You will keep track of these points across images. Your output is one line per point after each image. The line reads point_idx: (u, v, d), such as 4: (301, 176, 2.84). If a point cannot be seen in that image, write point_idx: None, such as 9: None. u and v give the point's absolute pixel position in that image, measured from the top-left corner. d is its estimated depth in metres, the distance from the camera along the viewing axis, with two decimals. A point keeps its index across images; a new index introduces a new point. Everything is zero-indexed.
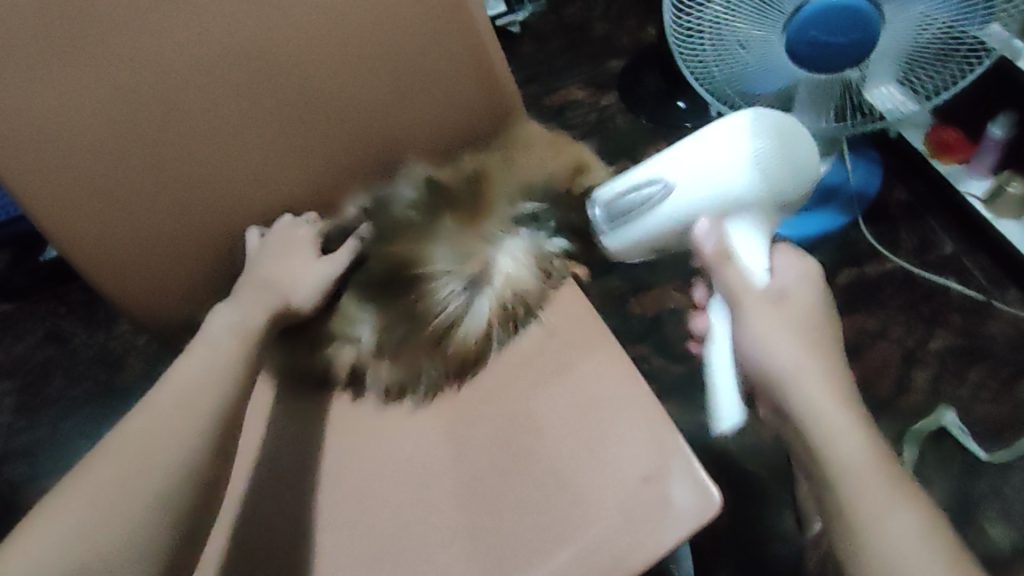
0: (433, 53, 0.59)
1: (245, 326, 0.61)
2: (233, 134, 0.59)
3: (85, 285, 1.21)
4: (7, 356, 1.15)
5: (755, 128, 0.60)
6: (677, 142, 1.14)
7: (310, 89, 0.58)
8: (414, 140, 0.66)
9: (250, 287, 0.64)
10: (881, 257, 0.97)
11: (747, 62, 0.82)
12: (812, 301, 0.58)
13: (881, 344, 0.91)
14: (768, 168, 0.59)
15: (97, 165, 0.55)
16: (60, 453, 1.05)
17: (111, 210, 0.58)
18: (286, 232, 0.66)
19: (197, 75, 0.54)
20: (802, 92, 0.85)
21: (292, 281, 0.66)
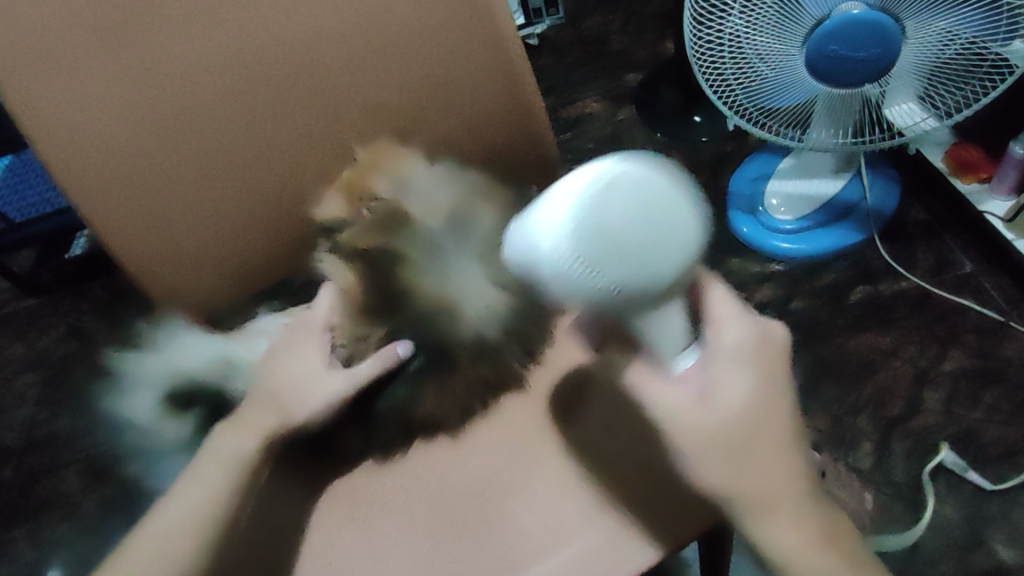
0: (464, 69, 0.56)
1: (236, 457, 0.56)
2: (253, 151, 0.56)
3: (108, 283, 1.24)
4: (31, 351, 1.18)
5: (601, 179, 0.41)
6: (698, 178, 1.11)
7: (336, 106, 0.56)
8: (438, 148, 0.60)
9: (258, 413, 0.58)
10: (896, 275, 0.96)
11: (764, 78, 0.82)
12: (754, 387, 0.44)
13: (894, 363, 0.90)
14: (581, 250, 0.41)
15: (130, 190, 0.54)
16: (77, 445, 1.07)
17: (144, 228, 0.57)
18: (300, 327, 0.62)
19: (213, 93, 0.52)
20: (820, 108, 0.87)
21: (298, 395, 0.59)
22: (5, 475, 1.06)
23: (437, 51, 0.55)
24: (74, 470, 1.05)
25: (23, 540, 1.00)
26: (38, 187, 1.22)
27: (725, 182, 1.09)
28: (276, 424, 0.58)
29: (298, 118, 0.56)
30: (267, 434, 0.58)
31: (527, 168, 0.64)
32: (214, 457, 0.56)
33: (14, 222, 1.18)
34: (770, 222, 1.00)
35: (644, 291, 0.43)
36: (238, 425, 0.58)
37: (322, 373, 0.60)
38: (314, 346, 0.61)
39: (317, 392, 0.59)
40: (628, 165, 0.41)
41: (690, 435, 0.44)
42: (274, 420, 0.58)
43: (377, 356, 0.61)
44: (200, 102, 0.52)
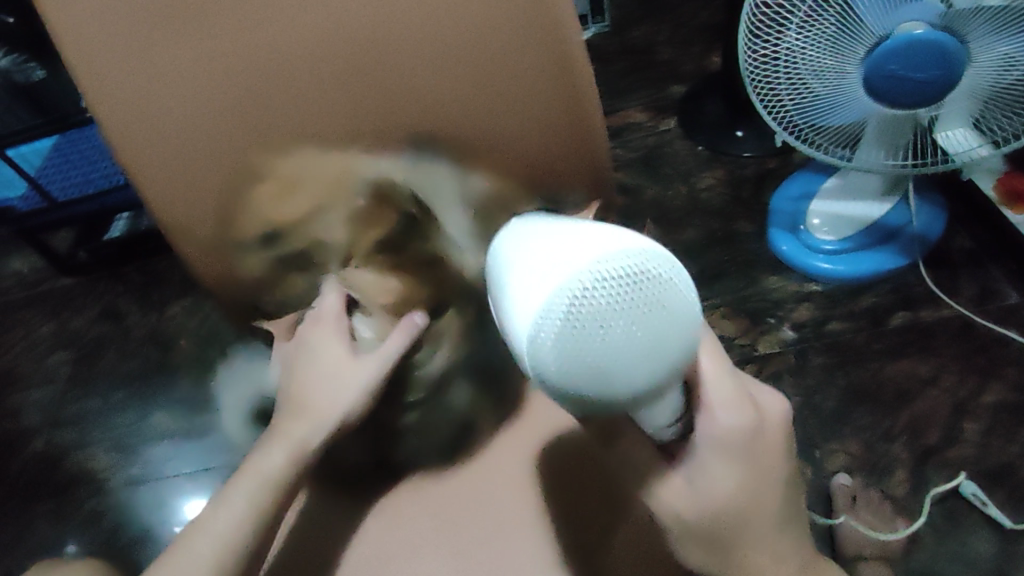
0: (519, 76, 0.51)
1: (268, 472, 0.55)
2: (297, 143, 0.54)
3: (142, 267, 1.25)
4: (65, 329, 1.20)
5: (597, 271, 0.34)
6: (740, 192, 1.10)
7: (385, 105, 0.53)
8: (485, 153, 0.56)
9: (293, 426, 0.57)
10: (937, 302, 0.94)
11: (817, 94, 0.82)
12: (747, 474, 0.44)
13: (932, 392, 0.88)
14: (550, 337, 0.34)
15: (171, 172, 0.55)
16: (106, 425, 1.08)
17: (188, 209, 0.57)
18: (313, 318, 0.60)
19: (262, 84, 0.51)
20: (870, 130, 0.87)
21: (326, 395, 0.57)
22: (35, 449, 1.07)
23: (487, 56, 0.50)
24: (102, 450, 1.06)
25: (50, 515, 1.01)
26: (79, 166, 1.24)
27: (767, 199, 1.08)
28: (303, 439, 0.56)
29: (340, 115, 0.54)
30: (299, 451, 0.56)
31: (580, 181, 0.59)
32: (248, 476, 0.55)
33: (56, 201, 1.20)
34: (811, 242, 0.99)
35: (607, 404, 0.36)
36: (272, 441, 0.57)
37: (346, 361, 0.57)
38: (331, 335, 0.58)
39: (341, 383, 0.57)
40: (635, 260, 0.35)
41: (677, 520, 0.46)
42: (305, 429, 0.56)
43: (401, 329, 0.58)
44: (248, 92, 0.51)
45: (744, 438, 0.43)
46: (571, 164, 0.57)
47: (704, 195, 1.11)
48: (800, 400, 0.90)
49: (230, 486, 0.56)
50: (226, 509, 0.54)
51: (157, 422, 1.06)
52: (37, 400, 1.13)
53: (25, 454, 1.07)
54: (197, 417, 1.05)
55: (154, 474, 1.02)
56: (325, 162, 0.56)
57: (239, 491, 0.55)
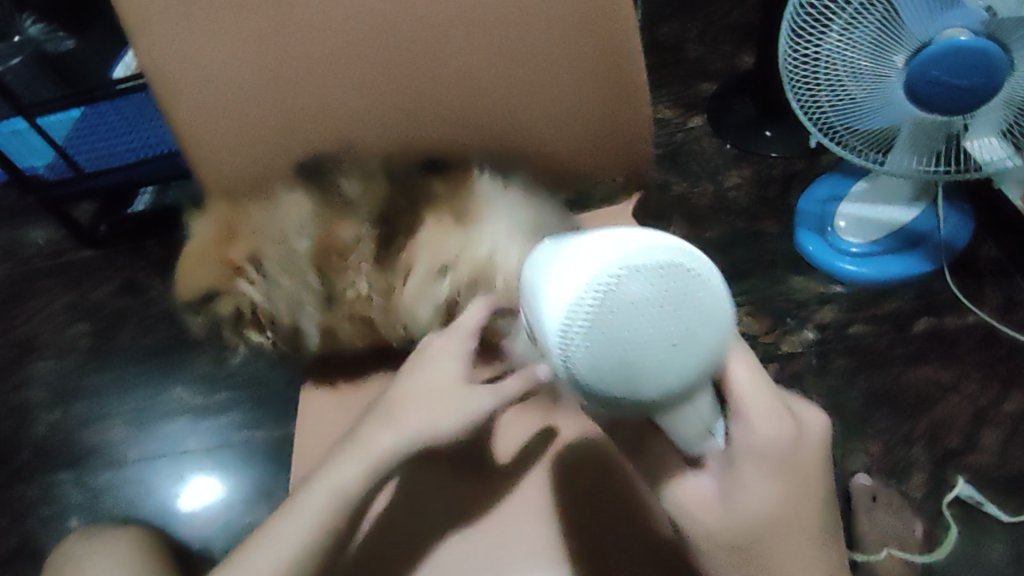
0: (575, 72, 0.60)
1: (343, 484, 0.53)
2: (374, 119, 0.64)
3: (164, 242, 1.26)
4: (86, 301, 1.20)
5: (627, 273, 0.36)
6: (766, 192, 1.10)
7: (458, 94, 0.63)
8: (534, 141, 0.67)
9: (383, 436, 0.54)
10: (961, 309, 0.95)
11: (853, 95, 0.82)
12: (779, 493, 0.44)
13: (953, 398, 0.88)
14: (579, 336, 0.37)
15: (262, 138, 0.64)
16: (125, 396, 1.08)
17: (264, 162, 0.66)
18: (434, 343, 0.58)
19: (356, 65, 0.60)
20: (903, 135, 0.87)
21: (431, 415, 0.54)
22: (55, 418, 1.08)
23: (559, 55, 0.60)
24: (120, 421, 1.06)
25: (69, 483, 1.02)
26: (105, 137, 1.24)
27: (794, 200, 1.08)
28: (388, 452, 0.54)
29: (420, 92, 0.63)
30: (381, 462, 0.53)
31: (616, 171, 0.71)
32: (323, 485, 0.53)
33: (83, 172, 1.21)
34: (837, 243, 0.99)
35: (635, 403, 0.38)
36: (354, 448, 0.54)
37: (461, 387, 0.56)
38: (451, 360, 0.57)
39: (453, 406, 0.55)
40: (664, 259, 0.37)
41: (704, 538, 0.45)
42: (396, 442, 0.54)
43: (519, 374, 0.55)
44: (341, 70, 0.60)
45: (779, 449, 0.42)
46: (607, 156, 0.68)
47: (730, 194, 1.11)
48: (821, 400, 0.91)
49: (303, 490, 0.54)
50: (298, 518, 0.52)
51: (177, 395, 1.07)
52: (57, 370, 1.13)
53: (44, 421, 1.08)
54: (216, 393, 1.05)
55: (173, 447, 1.03)
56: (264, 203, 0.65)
57: (314, 495, 0.53)
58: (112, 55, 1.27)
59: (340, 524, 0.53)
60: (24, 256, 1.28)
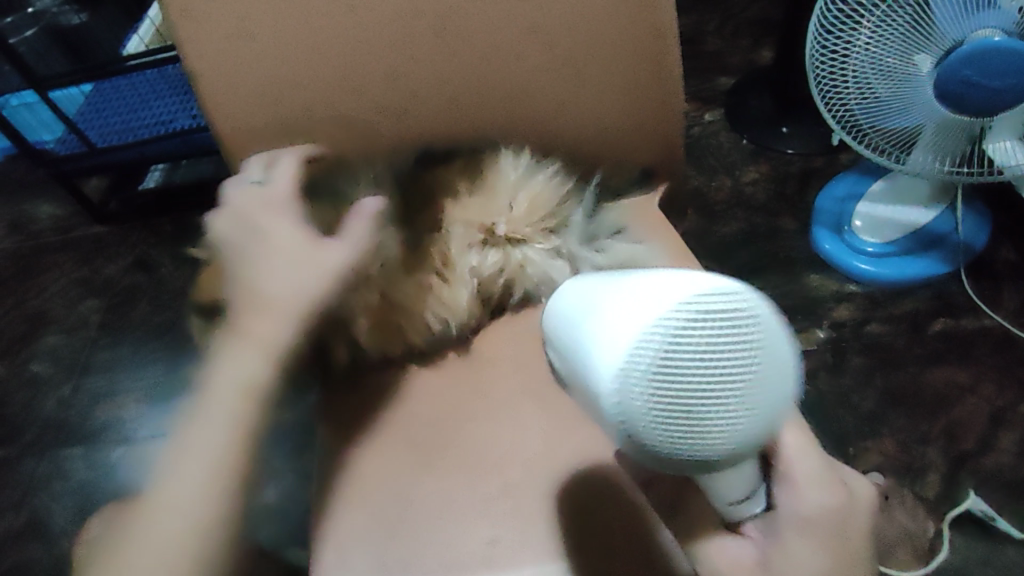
0: (613, 64, 0.64)
1: (251, 379, 0.55)
2: (421, 112, 0.68)
3: (176, 220, 1.25)
4: (97, 277, 1.20)
5: (701, 331, 0.31)
6: (783, 188, 1.10)
7: (504, 87, 0.66)
8: (575, 121, 0.68)
9: (258, 321, 0.57)
10: (979, 312, 0.94)
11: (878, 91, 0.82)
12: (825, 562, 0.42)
13: (969, 400, 0.88)
14: (648, 401, 0.32)
15: (294, 123, 0.66)
16: (136, 373, 1.08)
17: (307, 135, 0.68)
18: (247, 202, 0.63)
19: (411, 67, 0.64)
20: (925, 134, 0.86)
21: (287, 294, 0.58)
22: (65, 392, 1.09)
23: (590, 44, 0.63)
24: (132, 398, 1.07)
25: (79, 458, 1.02)
26: (116, 112, 1.24)
27: (811, 198, 1.08)
28: (275, 339, 0.57)
29: (462, 80, 0.65)
30: (272, 348, 0.57)
31: (642, 160, 0.72)
32: (226, 384, 0.55)
33: (96, 147, 1.19)
34: (854, 242, 0.99)
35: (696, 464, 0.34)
36: (242, 345, 0.57)
37: (311, 248, 0.60)
38: (279, 217, 0.62)
39: (308, 265, 0.59)
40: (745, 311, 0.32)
41: None
42: (277, 328, 0.57)
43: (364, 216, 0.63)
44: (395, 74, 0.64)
45: (829, 516, 0.42)
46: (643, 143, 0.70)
47: (748, 189, 1.11)
48: (834, 397, 0.91)
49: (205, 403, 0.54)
50: (210, 421, 0.53)
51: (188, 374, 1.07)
52: (67, 345, 1.14)
53: (55, 396, 1.09)
54: None
55: None
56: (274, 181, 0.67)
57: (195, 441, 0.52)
58: (122, 27, 1.23)
59: (252, 415, 0.54)
60: (33, 230, 1.28)
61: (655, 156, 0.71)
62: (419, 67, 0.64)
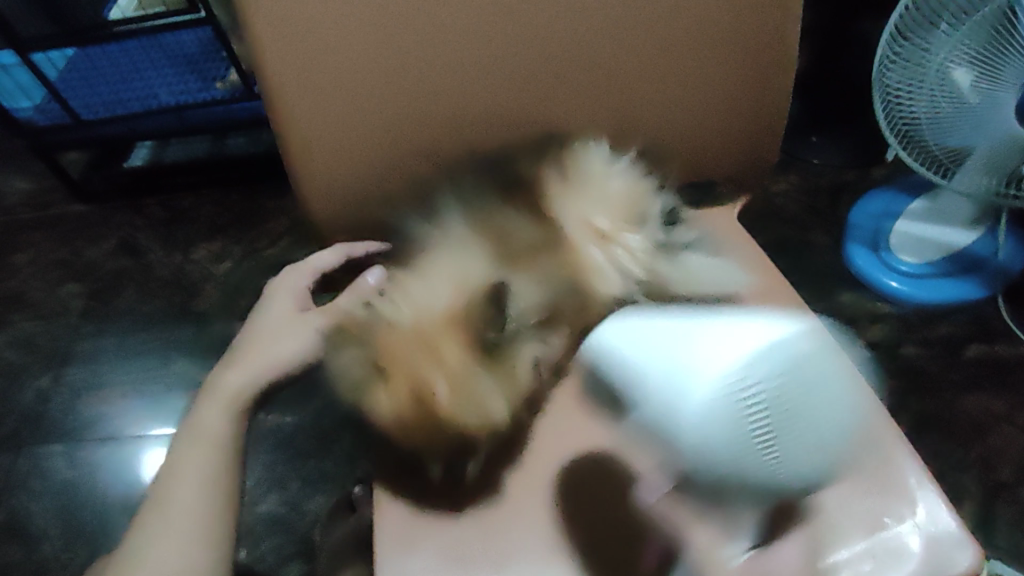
0: (722, 74, 0.57)
1: (207, 434, 0.50)
2: (493, 113, 0.57)
3: (165, 199, 1.17)
4: (78, 260, 1.12)
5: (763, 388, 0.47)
6: (813, 201, 1.07)
7: (591, 86, 0.57)
8: (666, 133, 0.60)
9: (228, 375, 0.52)
10: (1015, 339, 0.92)
11: (937, 103, 0.82)
12: None
13: (1007, 429, 0.86)
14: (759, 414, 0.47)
15: (350, 132, 0.54)
16: (124, 367, 1.02)
17: (354, 130, 0.54)
18: (275, 287, 0.57)
19: (478, 68, 0.54)
20: (978, 155, 0.84)
21: (273, 343, 0.53)
22: (44, 383, 1.02)
23: (709, 50, 0.55)
24: (118, 393, 1.00)
25: (60, 457, 0.96)
26: (97, 84, 1.12)
27: (844, 212, 1.05)
28: (242, 391, 0.51)
29: (536, 80, 0.55)
30: (236, 404, 0.51)
31: (718, 169, 0.64)
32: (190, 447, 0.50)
33: (80, 119, 1.09)
34: (888, 259, 0.96)
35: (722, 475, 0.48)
36: (204, 395, 0.52)
37: (295, 317, 0.54)
38: (286, 296, 0.57)
39: (287, 334, 0.53)
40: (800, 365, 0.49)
41: None
42: (248, 378, 0.51)
43: (356, 290, 0.56)
44: (455, 78, 0.54)
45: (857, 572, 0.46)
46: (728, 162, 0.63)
47: (778, 199, 1.08)
48: None
49: (174, 460, 0.50)
50: (183, 481, 0.49)
51: (181, 370, 1.01)
52: (47, 332, 1.07)
53: (33, 387, 1.02)
54: None
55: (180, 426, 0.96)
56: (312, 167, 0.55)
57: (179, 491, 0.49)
58: None
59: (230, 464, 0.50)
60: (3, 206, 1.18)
61: (734, 166, 0.64)
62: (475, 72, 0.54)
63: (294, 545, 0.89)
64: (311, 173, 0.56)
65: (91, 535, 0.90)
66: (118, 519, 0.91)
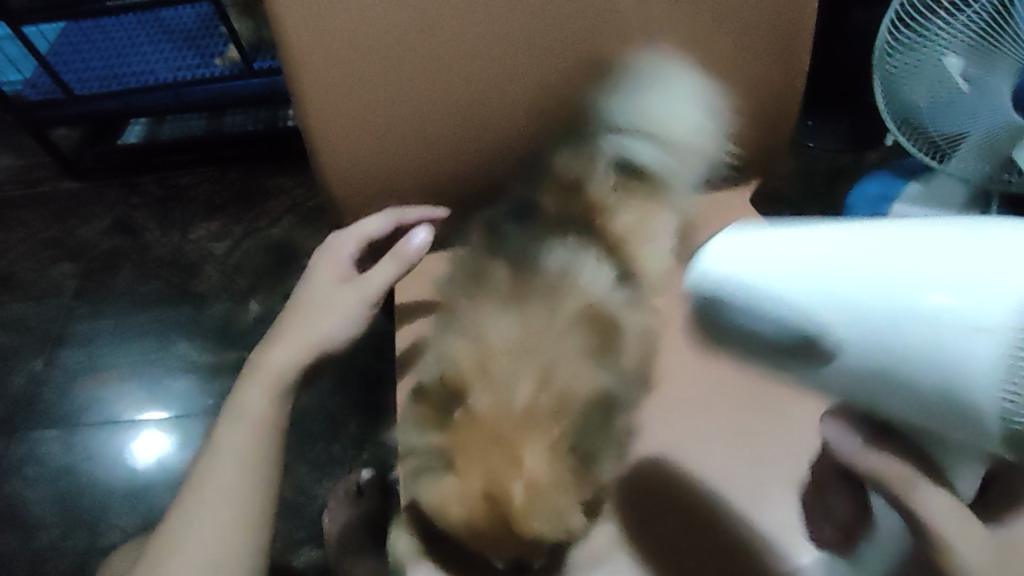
0: (743, 53, 0.58)
1: (254, 407, 0.53)
2: (519, 90, 0.59)
3: (160, 178, 1.15)
4: (71, 239, 1.10)
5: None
6: (810, 185, 1.10)
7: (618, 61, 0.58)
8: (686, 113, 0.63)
9: (271, 354, 0.54)
10: None
11: (934, 89, 0.84)
12: None
13: None
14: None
15: (380, 104, 0.56)
16: (123, 348, 1.01)
17: (383, 102, 0.56)
18: (319, 256, 0.60)
19: (509, 42, 0.55)
20: (971, 140, 0.87)
21: (318, 315, 0.55)
22: (38, 367, 1.00)
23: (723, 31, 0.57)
24: (117, 375, 0.99)
25: (58, 442, 0.95)
26: (91, 58, 1.09)
27: (840, 195, 1.08)
28: (287, 369, 0.54)
29: (560, 57, 0.57)
30: (278, 383, 0.54)
31: (740, 147, 0.66)
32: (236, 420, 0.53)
33: (74, 93, 1.06)
34: None
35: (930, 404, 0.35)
36: (248, 372, 0.54)
37: (341, 287, 0.57)
38: (334, 264, 0.60)
39: (332, 308, 0.55)
40: None
41: None
42: (295, 356, 0.54)
43: (397, 258, 0.59)
44: (483, 52, 0.55)
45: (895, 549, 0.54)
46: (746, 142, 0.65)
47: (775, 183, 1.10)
48: None
49: (222, 432, 0.53)
50: (227, 453, 0.52)
51: (182, 352, 1.00)
52: (40, 313, 1.04)
53: (26, 371, 1.00)
54: (227, 353, 0.99)
55: (183, 409, 0.95)
56: (341, 137, 0.58)
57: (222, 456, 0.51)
58: None
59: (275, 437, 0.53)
60: None
61: (747, 148, 0.67)
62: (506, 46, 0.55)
63: (304, 530, 0.89)
64: (343, 143, 0.58)
65: (91, 522, 0.89)
66: (119, 504, 0.90)
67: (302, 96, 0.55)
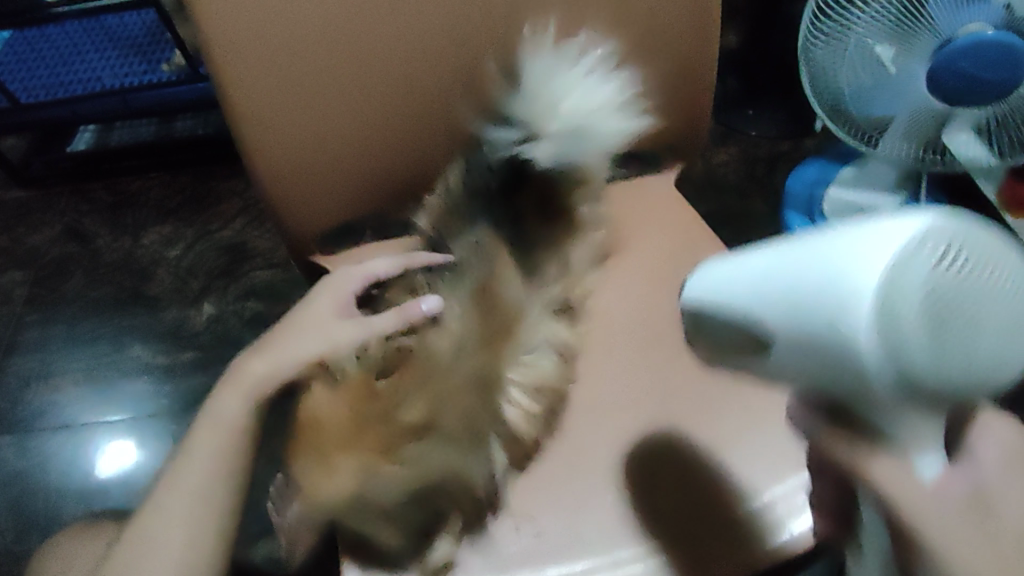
0: (663, 45, 0.59)
1: (225, 417, 0.49)
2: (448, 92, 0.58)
3: (111, 185, 1.16)
4: (20, 247, 1.10)
5: (973, 251, 0.31)
6: (752, 172, 1.13)
7: None
8: None
9: (251, 363, 0.51)
10: None
11: (860, 77, 0.85)
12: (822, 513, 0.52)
13: None
14: (924, 326, 0.30)
15: (311, 111, 0.55)
16: (74, 353, 1.01)
17: (313, 110, 0.55)
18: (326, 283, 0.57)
19: (434, 41, 0.55)
20: (899, 124, 0.88)
21: (305, 339, 0.52)
22: None
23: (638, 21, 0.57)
24: (69, 379, 0.99)
25: (10, 448, 0.95)
26: (37, 66, 1.10)
27: (780, 181, 1.11)
28: (264, 378, 0.51)
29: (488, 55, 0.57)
30: (255, 391, 0.50)
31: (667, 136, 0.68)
32: None
33: (20, 103, 1.06)
34: (824, 225, 1.01)
35: (850, 395, 0.34)
36: (228, 381, 0.51)
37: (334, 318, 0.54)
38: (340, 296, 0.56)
39: (323, 335, 0.53)
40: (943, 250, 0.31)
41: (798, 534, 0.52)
42: (271, 368, 0.51)
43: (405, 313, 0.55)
44: (409, 56, 0.55)
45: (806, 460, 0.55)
46: (676, 130, 0.67)
47: (718, 171, 1.14)
48: None
49: (191, 438, 0.50)
50: (200, 461, 0.48)
51: (135, 354, 1.00)
52: None
53: None
54: (181, 354, 0.99)
55: (136, 410, 0.95)
56: (272, 147, 0.56)
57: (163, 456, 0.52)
58: None
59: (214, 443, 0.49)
60: None
61: (680, 131, 0.67)
62: (430, 48, 0.55)
63: (259, 525, 0.90)
64: (277, 155, 0.57)
65: (46, 526, 0.89)
66: (73, 507, 0.90)
67: (226, 102, 0.53)
